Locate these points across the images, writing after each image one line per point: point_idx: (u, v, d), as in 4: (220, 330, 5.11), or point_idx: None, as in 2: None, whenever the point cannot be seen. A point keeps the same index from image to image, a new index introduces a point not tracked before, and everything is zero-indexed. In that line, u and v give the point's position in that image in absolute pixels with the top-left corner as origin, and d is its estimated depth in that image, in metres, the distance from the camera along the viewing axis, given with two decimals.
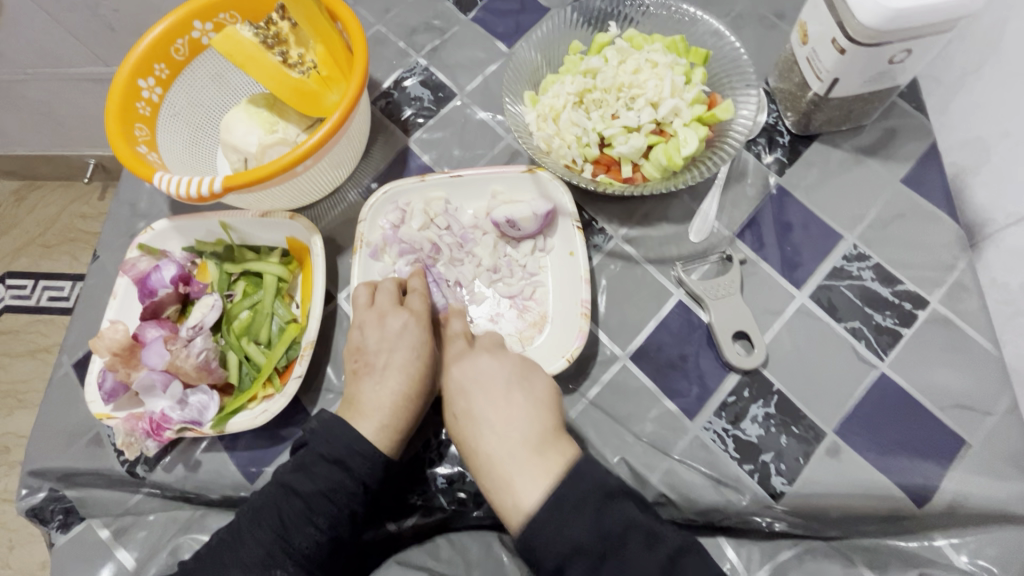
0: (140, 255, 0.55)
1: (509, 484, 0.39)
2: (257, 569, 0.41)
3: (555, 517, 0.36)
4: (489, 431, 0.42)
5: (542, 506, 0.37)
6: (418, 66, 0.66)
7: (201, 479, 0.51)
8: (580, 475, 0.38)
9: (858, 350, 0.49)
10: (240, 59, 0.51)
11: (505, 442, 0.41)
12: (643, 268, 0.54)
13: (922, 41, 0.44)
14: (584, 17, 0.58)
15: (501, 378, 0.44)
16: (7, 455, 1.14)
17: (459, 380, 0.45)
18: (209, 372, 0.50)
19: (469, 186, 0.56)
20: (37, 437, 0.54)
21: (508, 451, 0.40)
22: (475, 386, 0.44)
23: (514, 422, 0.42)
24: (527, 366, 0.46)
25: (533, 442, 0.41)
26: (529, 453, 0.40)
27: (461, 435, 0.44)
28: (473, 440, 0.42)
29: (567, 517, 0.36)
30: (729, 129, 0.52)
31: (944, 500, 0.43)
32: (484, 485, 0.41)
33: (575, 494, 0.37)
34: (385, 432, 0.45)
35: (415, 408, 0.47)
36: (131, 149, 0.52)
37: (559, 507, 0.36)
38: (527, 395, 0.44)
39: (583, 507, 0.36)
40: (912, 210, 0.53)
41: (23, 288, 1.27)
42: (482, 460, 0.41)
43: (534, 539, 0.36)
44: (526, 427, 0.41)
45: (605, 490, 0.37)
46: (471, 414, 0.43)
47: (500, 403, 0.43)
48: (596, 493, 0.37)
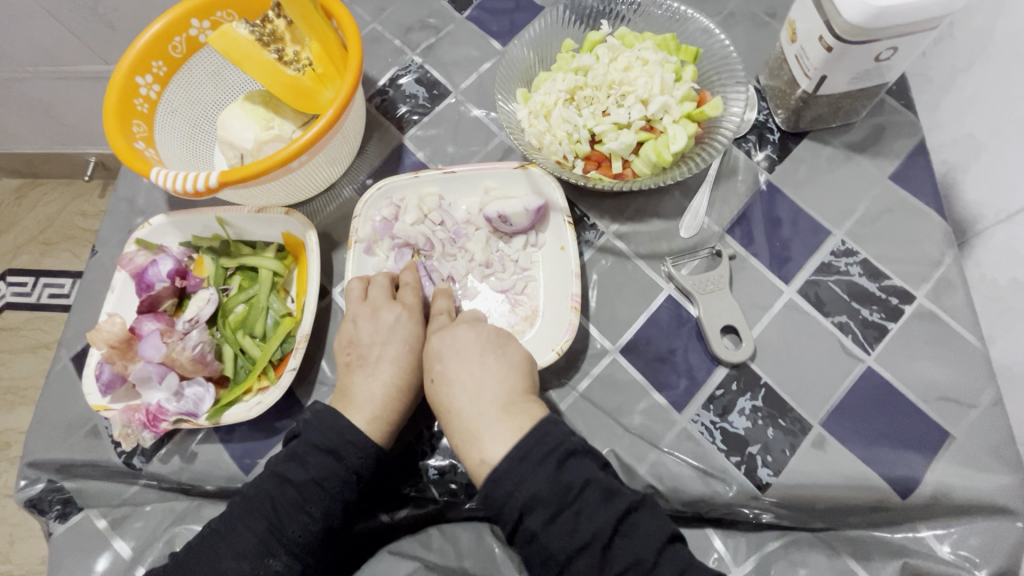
0: (136, 250, 0.56)
1: (474, 441, 0.41)
2: (251, 557, 0.42)
3: (516, 472, 0.38)
4: (460, 393, 0.43)
5: (506, 458, 0.39)
6: (413, 64, 0.66)
7: (197, 471, 0.52)
8: (545, 435, 0.40)
9: (845, 344, 0.49)
10: (236, 57, 0.52)
11: (475, 402, 0.42)
12: (634, 263, 0.55)
13: (907, 38, 0.44)
14: (577, 15, 0.59)
15: (476, 343, 0.46)
16: (7, 452, 1.14)
17: (436, 347, 0.47)
18: (204, 364, 0.50)
19: (462, 182, 0.57)
20: (36, 429, 0.55)
21: (478, 409, 0.42)
22: (450, 351, 0.46)
23: (485, 383, 0.43)
24: (503, 336, 0.47)
25: (502, 401, 0.42)
26: (497, 411, 0.42)
27: (435, 397, 0.45)
28: (445, 399, 0.44)
29: (527, 472, 0.38)
30: (718, 125, 0.52)
31: (928, 491, 0.44)
32: (455, 441, 0.43)
33: (538, 451, 0.39)
34: (379, 423, 0.46)
35: (406, 400, 0.48)
36: (129, 145, 0.52)
37: (522, 462, 0.39)
38: (500, 359, 0.45)
39: (545, 462, 0.39)
40: (900, 206, 0.54)
41: (24, 285, 1.28)
42: (455, 420, 0.43)
43: (497, 490, 0.38)
44: (496, 386, 0.43)
45: (567, 448, 0.40)
46: (446, 377, 0.45)
47: (476, 366, 0.44)
48: (557, 450, 0.39)
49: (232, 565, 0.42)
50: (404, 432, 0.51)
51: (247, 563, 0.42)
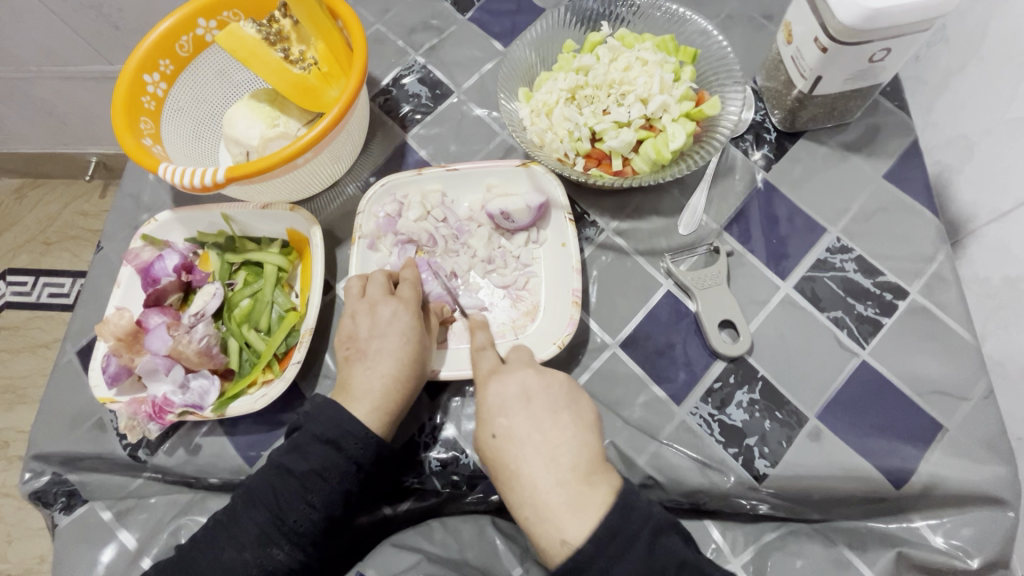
0: (142, 245, 0.57)
1: (552, 517, 0.39)
2: (253, 546, 0.43)
3: (604, 553, 0.37)
4: (527, 450, 0.42)
5: (593, 540, 0.37)
6: (416, 64, 0.67)
7: (202, 463, 0.52)
8: (632, 511, 0.38)
9: (840, 339, 0.50)
10: (243, 55, 0.53)
11: (548, 469, 0.40)
12: (633, 260, 0.56)
13: (899, 40, 0.46)
14: (577, 17, 0.60)
15: (547, 400, 0.44)
16: (6, 450, 1.14)
17: (499, 398, 0.44)
18: (210, 357, 0.51)
19: (464, 179, 0.58)
20: (42, 422, 0.55)
21: (558, 479, 0.40)
22: (516, 403, 0.44)
23: (562, 447, 0.41)
24: (571, 389, 0.45)
25: (582, 469, 0.40)
26: (578, 482, 0.40)
27: (500, 456, 0.43)
28: (514, 464, 0.41)
29: (617, 553, 0.37)
30: (717, 124, 0.53)
31: (921, 482, 0.45)
32: (527, 515, 0.40)
33: (628, 530, 0.37)
34: (378, 413, 0.46)
35: (406, 391, 0.48)
36: (137, 142, 0.53)
37: (610, 542, 0.37)
38: (573, 417, 0.44)
39: (636, 543, 0.37)
40: (893, 204, 0.55)
41: (24, 284, 1.28)
42: (524, 484, 0.41)
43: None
44: (574, 454, 0.41)
45: (656, 526, 0.38)
46: (513, 435, 0.42)
47: (547, 427, 0.42)
48: (646, 530, 0.37)
49: (234, 555, 0.43)
50: (406, 425, 0.52)
51: (249, 551, 0.43)
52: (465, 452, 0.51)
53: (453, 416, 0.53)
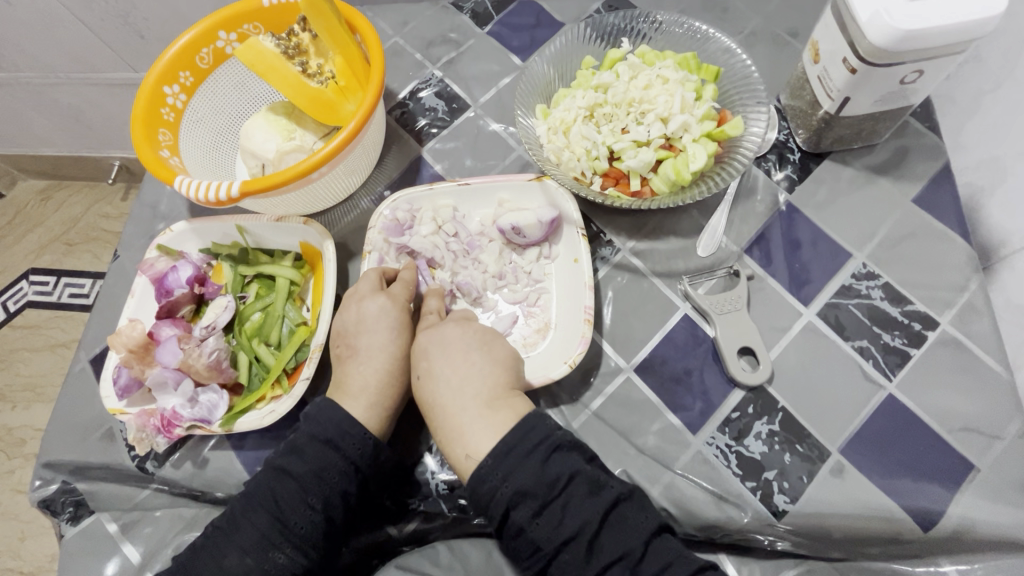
0: (158, 256, 0.57)
1: (459, 436, 0.43)
2: (255, 551, 0.42)
3: (503, 466, 0.40)
4: (446, 386, 0.45)
5: (493, 455, 0.41)
6: (434, 78, 0.67)
7: (209, 477, 0.52)
8: (531, 429, 0.42)
9: (865, 370, 0.48)
10: (262, 68, 0.53)
11: (459, 399, 0.44)
12: (650, 281, 0.54)
13: (933, 62, 0.44)
14: (597, 32, 0.59)
15: (461, 340, 0.47)
16: (22, 449, 1.16)
17: (423, 344, 0.47)
18: (220, 371, 0.51)
19: (477, 194, 0.57)
20: (54, 431, 0.55)
21: (463, 405, 0.44)
22: (437, 348, 0.47)
23: (469, 379, 0.45)
24: (487, 331, 0.48)
25: (486, 397, 0.44)
26: (481, 406, 0.44)
27: (421, 393, 0.46)
28: (432, 398, 0.45)
29: (514, 465, 0.40)
30: (739, 145, 0.52)
31: (951, 525, 0.43)
32: (438, 436, 0.44)
33: (524, 447, 0.41)
34: (381, 413, 0.47)
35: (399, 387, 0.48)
36: (155, 154, 0.53)
37: (508, 456, 0.40)
38: (484, 354, 0.47)
39: (534, 455, 0.40)
40: (923, 229, 0.53)
41: (45, 284, 1.30)
42: (439, 411, 0.45)
43: (484, 486, 0.40)
44: (480, 383, 0.45)
45: (554, 444, 0.41)
46: (432, 374, 0.46)
47: (462, 362, 0.46)
48: (544, 444, 0.41)
49: (236, 561, 0.42)
50: (414, 444, 0.51)
51: (251, 557, 0.42)
52: None
53: None
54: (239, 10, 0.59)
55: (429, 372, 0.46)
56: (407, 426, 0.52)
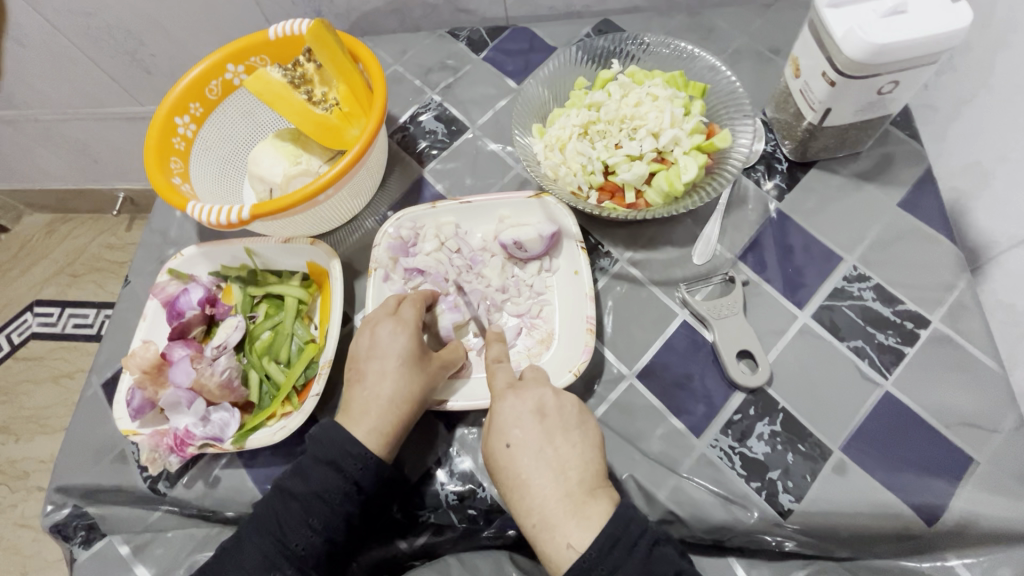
0: (169, 280, 0.59)
1: (553, 524, 0.39)
2: (257, 572, 0.43)
3: (608, 560, 0.37)
4: (539, 463, 0.42)
5: (597, 547, 0.37)
6: (433, 102, 0.70)
7: (220, 496, 0.52)
8: (631, 522, 0.39)
9: (861, 368, 0.50)
10: (269, 97, 0.56)
11: (551, 482, 0.41)
12: (649, 290, 0.56)
13: (907, 73, 0.47)
14: (588, 55, 0.62)
15: (561, 417, 0.44)
16: (27, 481, 1.16)
17: (514, 412, 0.44)
18: (231, 390, 0.52)
19: (478, 211, 0.59)
20: (66, 455, 0.56)
21: (565, 492, 0.40)
22: (531, 419, 0.43)
23: (571, 464, 0.42)
24: (580, 409, 0.45)
25: (588, 483, 0.41)
26: (583, 493, 0.40)
27: (509, 468, 0.42)
28: (526, 475, 0.41)
29: (618, 561, 0.37)
30: (728, 156, 0.54)
31: (954, 519, 0.43)
32: (533, 522, 0.40)
33: (628, 539, 0.38)
34: (384, 436, 0.47)
35: (405, 410, 0.47)
36: (167, 182, 0.56)
37: (612, 549, 0.38)
38: (583, 437, 0.43)
39: (636, 550, 0.38)
40: (910, 231, 0.55)
41: (50, 316, 1.32)
42: (534, 499, 0.41)
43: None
44: (582, 468, 0.42)
45: (653, 537, 0.39)
46: (528, 446, 0.42)
47: (558, 441, 0.43)
48: (646, 538, 0.38)
49: None
50: (421, 458, 0.51)
51: None
52: (482, 486, 0.50)
53: (469, 449, 0.51)
54: (247, 44, 0.62)
55: (521, 443, 0.43)
56: (415, 442, 0.52)
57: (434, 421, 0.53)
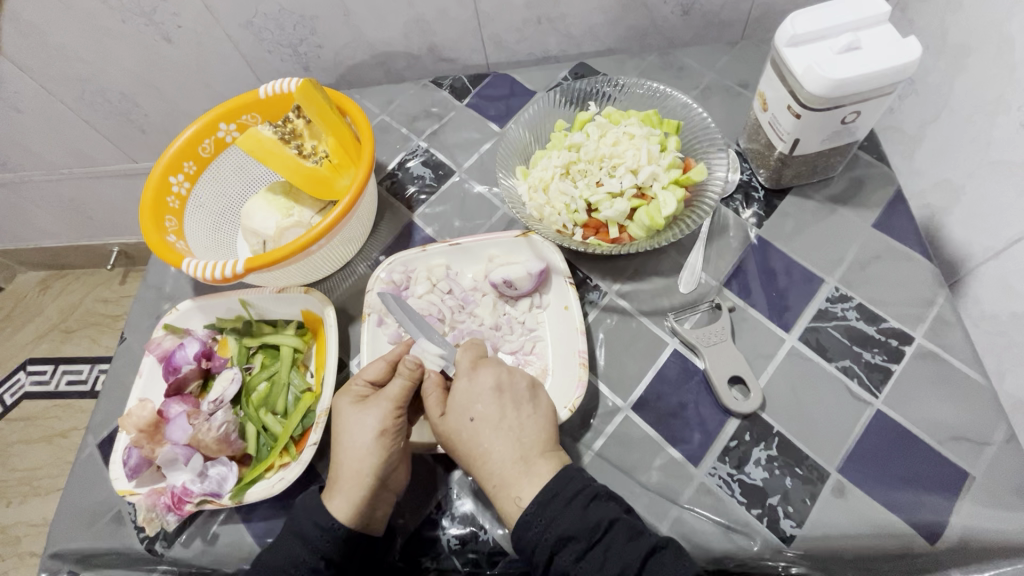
0: (164, 334, 0.59)
1: (510, 482, 0.43)
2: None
3: (546, 512, 0.40)
4: (499, 435, 0.44)
5: (536, 501, 0.41)
6: (420, 148, 0.72)
7: (218, 553, 0.51)
8: (571, 479, 0.42)
9: (851, 388, 0.50)
10: (261, 154, 0.58)
11: (509, 448, 0.44)
12: (638, 321, 0.57)
13: (867, 103, 0.49)
14: (566, 98, 0.65)
15: (517, 389, 0.47)
16: (17, 547, 1.12)
17: (472, 389, 0.47)
18: (228, 444, 0.52)
19: (467, 252, 0.60)
20: (62, 518, 0.55)
21: (519, 454, 0.44)
22: (491, 393, 0.46)
23: (525, 430, 0.45)
24: (533, 384, 0.48)
25: (541, 446, 0.45)
26: (537, 454, 0.44)
27: (472, 438, 0.45)
28: (487, 445, 0.44)
29: (557, 512, 0.40)
30: (705, 188, 0.57)
31: (955, 535, 0.43)
32: (493, 483, 0.43)
33: (566, 492, 0.41)
34: (356, 508, 0.45)
35: (367, 474, 0.46)
36: (162, 240, 0.57)
37: (550, 502, 0.41)
38: (536, 408, 0.47)
39: (574, 501, 0.41)
40: (886, 250, 0.57)
41: (44, 373, 1.31)
42: (492, 462, 0.44)
43: (528, 533, 0.40)
44: (536, 433, 0.45)
45: (591, 491, 0.42)
46: (490, 418, 0.45)
47: (515, 411, 0.46)
48: (583, 492, 0.41)
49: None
50: (423, 502, 0.51)
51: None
52: (484, 528, 0.49)
53: (468, 490, 0.51)
54: (239, 103, 0.64)
55: (483, 417, 0.45)
56: (415, 486, 0.52)
57: (433, 462, 0.53)
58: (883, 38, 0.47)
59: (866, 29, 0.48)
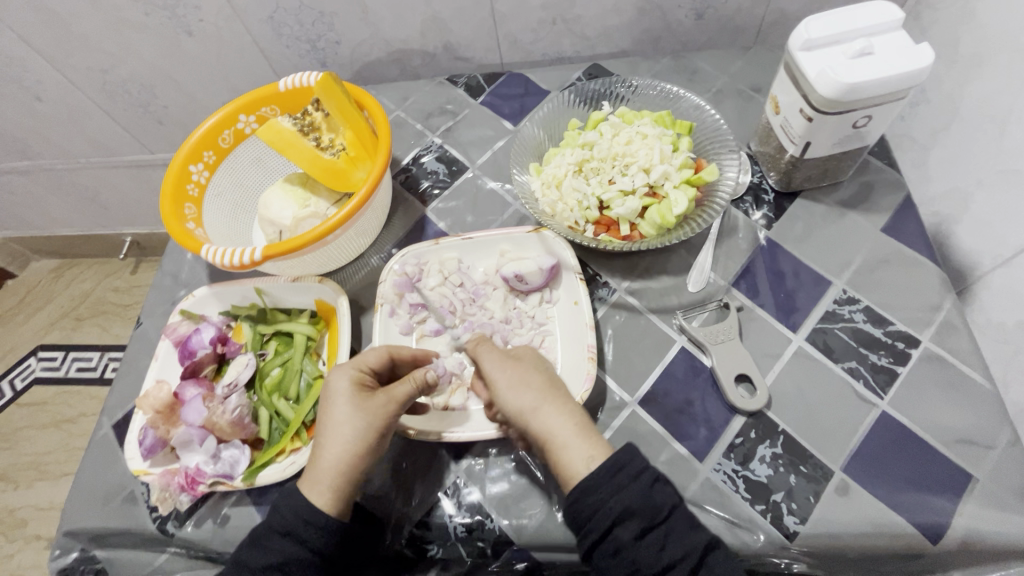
0: (180, 320, 0.60)
1: (578, 437, 0.45)
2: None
3: (612, 484, 0.42)
4: (563, 398, 0.48)
5: (604, 469, 0.42)
6: (434, 144, 0.74)
7: (228, 535, 0.52)
8: (636, 457, 0.43)
9: (857, 389, 0.51)
10: (280, 145, 0.59)
11: (573, 411, 0.47)
12: (647, 318, 0.58)
13: (879, 108, 0.50)
14: (580, 97, 0.66)
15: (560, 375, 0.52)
16: (23, 530, 1.14)
17: (527, 364, 0.50)
18: (242, 427, 0.53)
19: (479, 247, 0.61)
20: (75, 497, 0.56)
21: (584, 416, 0.47)
22: (547, 368, 0.51)
23: (578, 405, 0.49)
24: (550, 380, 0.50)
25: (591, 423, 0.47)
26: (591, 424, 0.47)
27: (538, 394, 0.47)
28: (554, 401, 0.47)
29: (622, 484, 0.42)
30: (716, 188, 0.57)
31: (958, 537, 0.43)
32: (563, 438, 0.45)
33: (634, 468, 0.42)
34: (329, 481, 0.46)
35: (348, 458, 0.46)
36: (182, 226, 0.58)
37: (616, 475, 0.42)
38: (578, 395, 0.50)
39: (640, 478, 0.42)
40: (894, 254, 0.57)
41: (54, 360, 1.33)
42: (558, 414, 0.46)
43: (591, 497, 0.41)
44: (585, 411, 0.48)
45: (655, 473, 0.43)
46: (554, 383, 0.49)
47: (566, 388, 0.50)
48: (648, 472, 0.42)
49: None
50: (430, 490, 0.52)
51: None
52: (491, 517, 0.50)
53: (477, 480, 0.52)
54: (259, 96, 0.65)
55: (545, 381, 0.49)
56: (422, 472, 0.52)
57: (441, 449, 0.54)
58: (897, 45, 0.48)
59: (882, 35, 0.49)
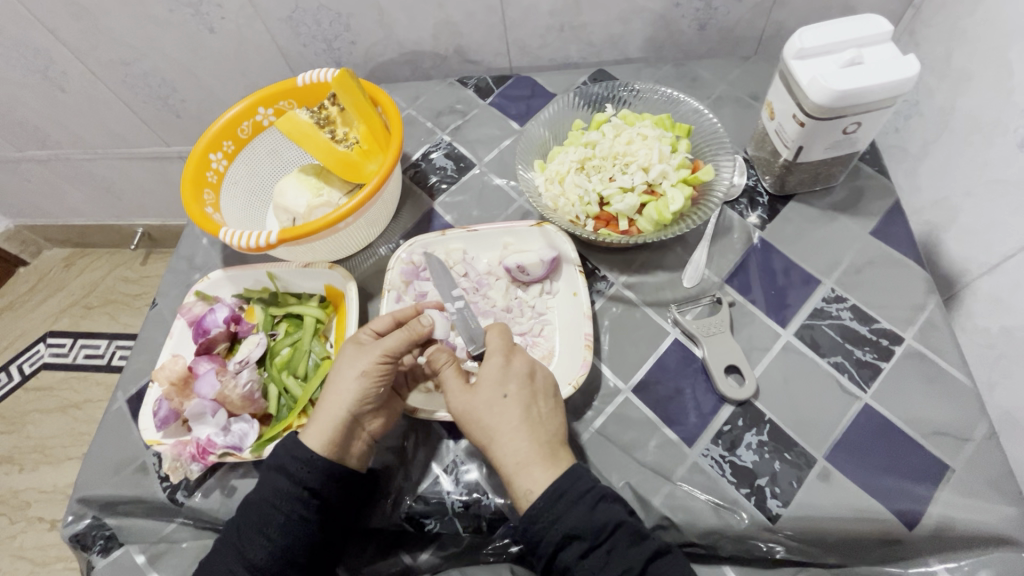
0: (195, 300, 0.63)
1: (530, 467, 0.45)
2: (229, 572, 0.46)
3: (553, 509, 0.43)
4: (524, 421, 0.47)
5: (545, 497, 0.43)
6: (443, 142, 0.76)
7: (235, 505, 0.54)
8: (579, 479, 0.44)
9: (841, 383, 0.53)
10: (297, 136, 0.63)
11: (534, 434, 0.46)
12: (642, 310, 0.60)
13: (867, 115, 0.52)
14: (585, 100, 0.69)
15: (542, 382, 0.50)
16: (26, 512, 1.16)
17: (495, 378, 0.49)
18: (252, 402, 0.56)
19: (484, 239, 0.64)
20: (87, 466, 0.58)
21: (547, 441, 0.46)
22: (522, 380, 0.49)
23: (547, 424, 0.48)
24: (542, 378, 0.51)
25: (557, 444, 0.47)
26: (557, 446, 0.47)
27: (495, 420, 0.47)
28: (511, 429, 0.46)
29: (561, 510, 0.43)
30: (712, 188, 0.60)
31: (933, 523, 0.45)
32: (512, 468, 0.45)
33: (574, 491, 0.43)
34: (319, 433, 0.49)
35: (341, 408, 0.49)
36: (201, 210, 0.61)
37: (557, 501, 0.43)
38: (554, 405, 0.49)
39: (580, 501, 0.43)
40: (881, 256, 0.60)
41: (62, 346, 1.35)
42: (514, 440, 0.46)
43: (533, 527, 0.43)
44: (554, 429, 0.48)
45: (599, 492, 0.44)
46: (520, 403, 0.47)
47: (540, 402, 0.48)
48: (591, 493, 0.43)
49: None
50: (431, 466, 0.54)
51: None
52: (487, 494, 0.52)
53: (475, 458, 0.54)
54: (278, 89, 0.68)
55: (514, 398, 0.48)
56: (424, 449, 0.55)
57: (441, 429, 0.56)
58: (885, 57, 0.51)
59: (871, 48, 0.52)
